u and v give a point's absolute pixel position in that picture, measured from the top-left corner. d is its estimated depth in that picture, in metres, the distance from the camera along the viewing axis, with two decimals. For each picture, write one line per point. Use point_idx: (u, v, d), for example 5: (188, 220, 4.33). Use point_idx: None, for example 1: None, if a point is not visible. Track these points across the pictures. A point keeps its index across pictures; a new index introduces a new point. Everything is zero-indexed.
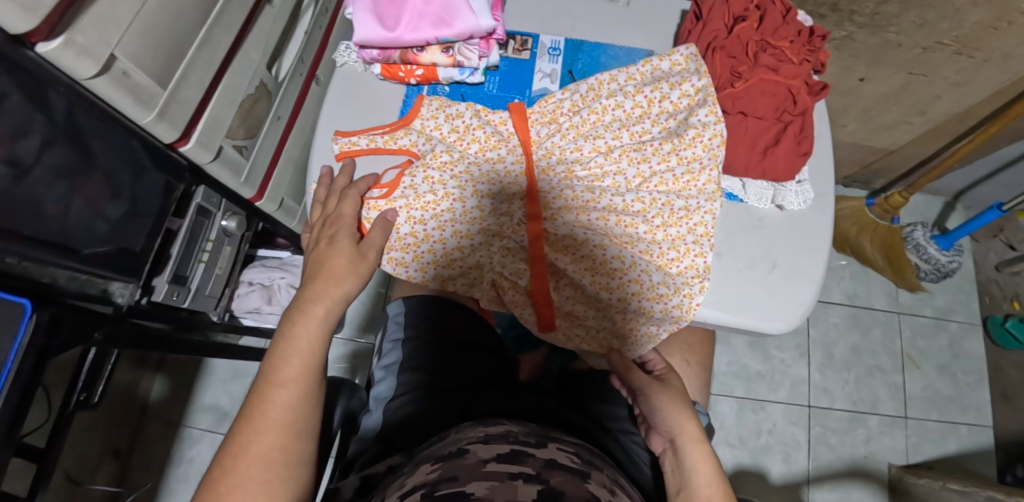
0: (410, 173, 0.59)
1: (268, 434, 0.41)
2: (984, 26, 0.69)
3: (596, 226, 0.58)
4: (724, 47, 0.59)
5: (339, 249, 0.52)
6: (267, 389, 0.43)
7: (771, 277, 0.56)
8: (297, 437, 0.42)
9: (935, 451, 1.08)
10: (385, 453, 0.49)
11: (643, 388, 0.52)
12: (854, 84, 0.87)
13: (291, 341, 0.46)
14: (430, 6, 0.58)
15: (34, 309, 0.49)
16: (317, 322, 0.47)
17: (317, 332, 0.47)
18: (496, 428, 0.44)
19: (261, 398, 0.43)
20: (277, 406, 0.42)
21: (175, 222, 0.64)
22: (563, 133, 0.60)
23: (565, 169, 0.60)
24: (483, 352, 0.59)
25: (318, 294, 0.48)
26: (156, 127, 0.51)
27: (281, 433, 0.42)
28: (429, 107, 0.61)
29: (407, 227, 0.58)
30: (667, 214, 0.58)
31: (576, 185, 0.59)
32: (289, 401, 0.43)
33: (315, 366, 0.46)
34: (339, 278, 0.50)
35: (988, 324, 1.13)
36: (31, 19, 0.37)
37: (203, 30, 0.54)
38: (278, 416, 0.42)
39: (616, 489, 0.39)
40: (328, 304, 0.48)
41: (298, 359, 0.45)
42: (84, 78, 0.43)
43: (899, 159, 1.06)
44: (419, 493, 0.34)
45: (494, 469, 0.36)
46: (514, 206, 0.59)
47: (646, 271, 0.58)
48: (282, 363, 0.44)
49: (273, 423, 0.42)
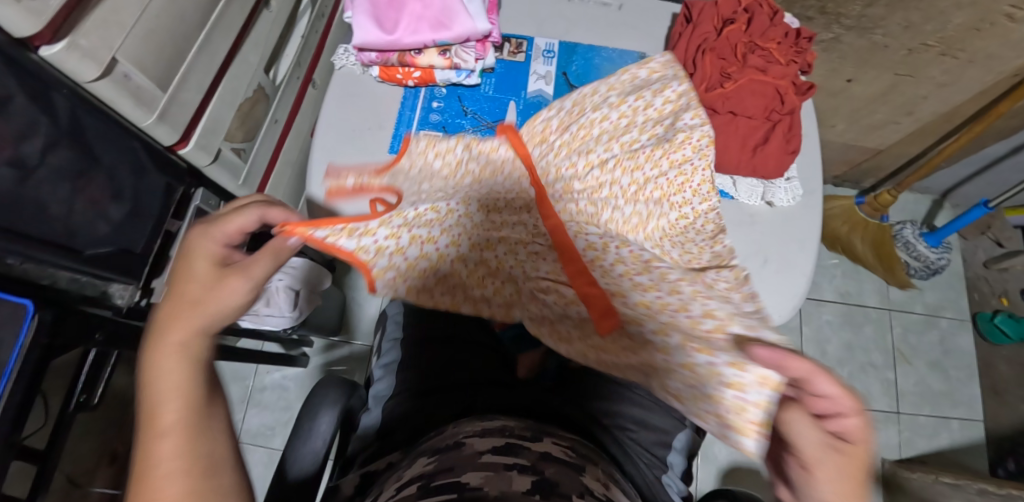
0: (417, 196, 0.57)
1: (179, 482, 0.29)
2: (967, 28, 0.71)
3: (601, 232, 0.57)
4: (714, 48, 0.60)
5: (210, 270, 0.37)
6: (141, 455, 0.30)
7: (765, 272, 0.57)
8: (210, 474, 0.30)
9: (928, 446, 1.09)
10: (385, 449, 0.51)
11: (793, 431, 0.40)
12: (843, 85, 0.89)
13: (158, 377, 0.32)
14: (428, 10, 0.60)
15: (36, 310, 0.48)
16: (193, 351, 0.33)
17: (191, 365, 0.33)
18: (493, 423, 0.45)
19: (141, 457, 0.29)
20: (162, 457, 0.29)
21: (174, 223, 0.64)
22: (556, 151, 0.60)
23: (563, 184, 0.59)
24: (486, 348, 0.61)
25: (188, 321, 0.34)
26: (156, 129, 0.52)
27: (187, 481, 0.29)
28: (418, 146, 0.59)
29: (408, 245, 0.55)
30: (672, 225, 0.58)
31: (578, 199, 0.59)
32: (179, 447, 0.30)
33: (201, 403, 0.32)
34: (194, 308, 0.35)
35: (977, 319, 1.15)
36: (37, 22, 0.38)
37: (203, 33, 0.55)
38: (174, 466, 0.29)
39: (610, 482, 0.40)
40: (200, 330, 0.34)
41: (180, 392, 0.32)
42: (86, 81, 0.44)
43: (888, 158, 1.08)
44: (415, 484, 0.35)
45: (490, 460, 0.37)
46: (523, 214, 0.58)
47: (659, 277, 0.54)
48: (159, 405, 0.31)
49: (171, 478, 0.29)
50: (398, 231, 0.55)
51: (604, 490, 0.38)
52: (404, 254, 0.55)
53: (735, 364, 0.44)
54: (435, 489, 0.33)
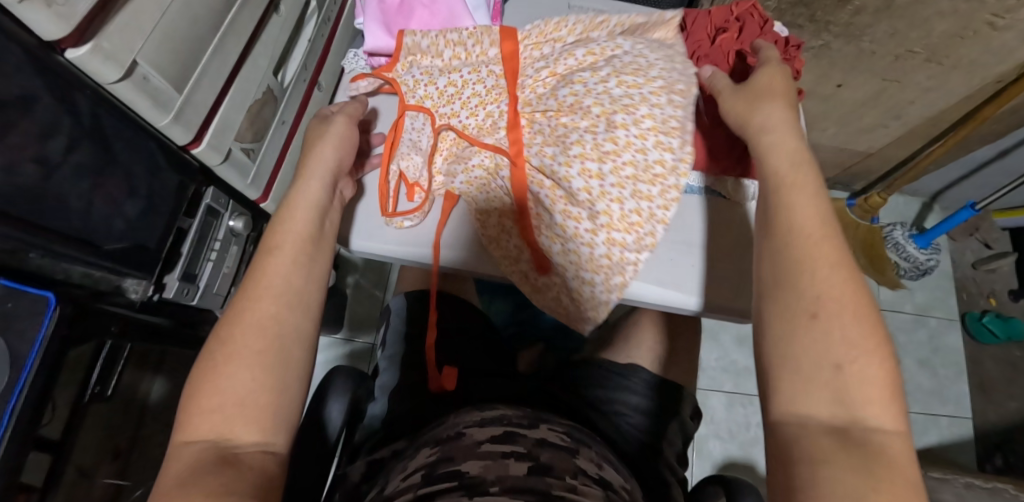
0: (415, 188, 0.63)
1: (242, 372, 0.40)
2: (951, 36, 0.74)
3: (553, 153, 0.59)
4: (707, 56, 0.62)
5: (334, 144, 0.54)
6: (222, 353, 0.40)
7: (689, 252, 0.61)
8: (275, 376, 0.40)
9: (918, 442, 1.12)
10: (390, 436, 0.56)
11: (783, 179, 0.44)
12: (833, 90, 0.91)
13: (243, 319, 0.42)
14: (435, 17, 0.65)
15: (56, 302, 0.52)
16: (277, 299, 0.43)
17: (273, 309, 0.43)
18: (492, 413, 0.49)
19: (225, 364, 0.40)
20: (270, 273, 0.44)
21: (186, 221, 0.66)
22: (601, 173, 0.58)
23: (590, 153, 0.58)
24: (479, 339, 0.69)
25: (270, 288, 0.44)
26: (171, 129, 0.54)
27: (257, 364, 0.40)
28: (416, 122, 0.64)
29: (449, 49, 0.64)
30: (597, 154, 0.58)
31: (590, 164, 0.58)
32: (259, 346, 0.41)
33: (313, 245, 0.48)
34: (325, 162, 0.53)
35: (966, 319, 1.18)
36: (65, 26, 0.40)
37: (216, 38, 0.57)
38: (278, 286, 0.44)
39: (602, 462, 0.46)
40: (277, 292, 0.43)
41: (264, 332, 0.42)
42: (108, 81, 0.46)
43: (878, 161, 1.11)
44: (421, 473, 0.41)
45: (488, 450, 0.42)
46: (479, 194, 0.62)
47: (606, 155, 0.58)
48: (244, 329, 0.41)
49: (253, 357, 0.40)
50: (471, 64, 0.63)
51: (596, 469, 0.44)
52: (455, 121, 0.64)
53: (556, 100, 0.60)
54: (437, 478, 0.39)
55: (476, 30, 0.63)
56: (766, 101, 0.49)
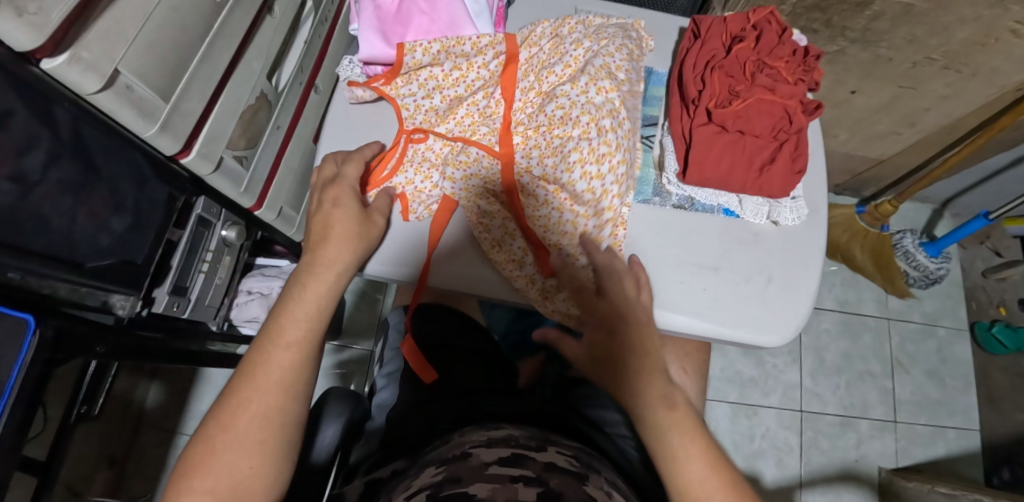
0: (410, 202, 0.60)
1: (239, 457, 0.44)
2: (972, 43, 0.71)
3: (554, 163, 0.58)
4: (723, 66, 0.59)
5: (346, 211, 0.55)
6: (220, 435, 0.44)
7: (713, 279, 0.59)
8: (270, 459, 0.45)
9: (924, 455, 1.11)
10: (388, 457, 0.52)
11: (658, 423, 0.50)
12: (846, 96, 0.89)
13: (242, 406, 0.45)
14: (435, 24, 0.63)
15: (37, 325, 0.49)
16: (279, 390, 0.47)
17: (270, 398, 0.46)
18: (499, 432, 0.47)
19: (220, 451, 0.44)
20: (279, 367, 0.47)
21: (176, 233, 0.64)
22: (589, 165, 0.58)
23: (578, 149, 0.57)
24: (480, 356, 0.67)
25: (274, 376, 0.47)
26: (158, 139, 0.51)
27: (254, 454, 0.44)
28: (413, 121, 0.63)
29: (450, 63, 0.62)
30: (586, 152, 0.57)
31: (576, 159, 0.58)
32: (258, 432, 0.45)
33: (317, 331, 0.51)
34: (347, 239, 0.54)
35: (975, 329, 1.16)
36: (39, 36, 0.37)
37: (205, 43, 0.54)
38: (281, 378, 0.47)
39: (612, 490, 0.42)
40: (279, 381, 0.47)
41: (260, 423, 0.45)
42: (89, 92, 0.43)
43: (890, 168, 1.08)
44: (424, 493, 0.37)
45: (496, 472, 0.38)
46: (478, 201, 0.60)
47: (599, 151, 0.57)
48: (242, 415, 0.45)
49: (253, 445, 0.44)
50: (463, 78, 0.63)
51: (607, 498, 0.40)
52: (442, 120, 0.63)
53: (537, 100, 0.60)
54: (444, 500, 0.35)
55: (480, 40, 0.62)
56: (637, 354, 0.54)
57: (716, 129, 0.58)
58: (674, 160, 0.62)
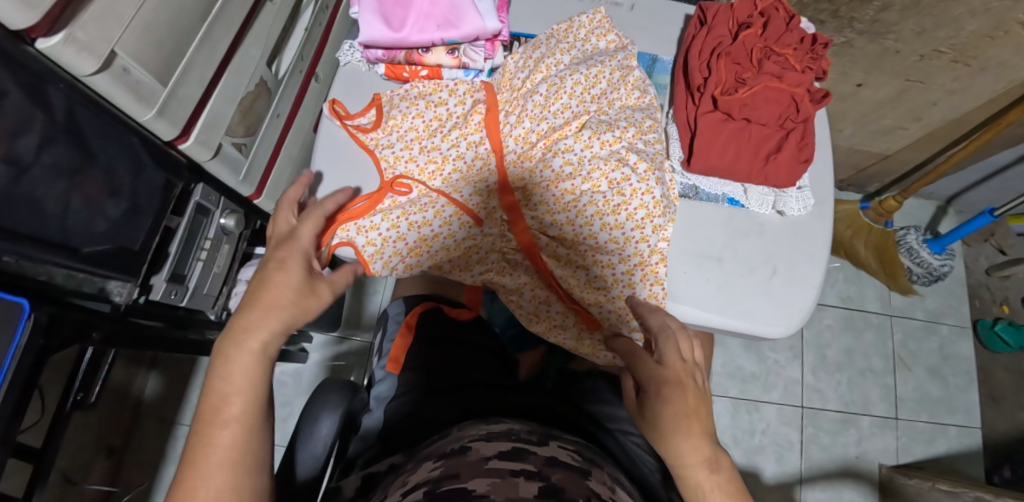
0: (369, 258, 0.60)
1: None
2: (981, 35, 0.70)
3: (569, 219, 0.60)
4: (729, 53, 0.58)
5: (288, 276, 0.49)
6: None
7: (716, 269, 0.58)
8: None
9: (925, 452, 1.10)
10: (386, 452, 0.52)
11: (701, 494, 0.46)
12: (852, 89, 0.88)
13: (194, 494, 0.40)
14: (435, 8, 0.61)
15: (32, 309, 0.49)
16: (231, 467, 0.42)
17: (231, 474, 0.42)
18: (499, 426, 0.46)
19: None
20: (220, 447, 0.42)
21: (173, 220, 0.63)
22: (601, 212, 0.59)
23: (589, 198, 0.59)
24: (484, 350, 0.67)
25: (223, 454, 0.42)
26: (155, 124, 0.51)
27: None
28: (388, 162, 0.62)
29: (430, 112, 0.63)
30: (602, 204, 0.59)
31: (588, 210, 0.59)
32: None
33: (261, 399, 0.45)
34: (280, 307, 0.47)
35: (978, 326, 1.16)
36: (33, 15, 0.36)
37: (204, 27, 0.54)
38: (229, 456, 0.42)
39: (615, 486, 0.41)
40: (229, 451, 0.42)
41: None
42: (84, 74, 0.43)
43: (895, 163, 1.07)
44: (422, 490, 0.36)
45: (496, 466, 0.38)
46: (504, 276, 0.64)
47: (616, 199, 0.59)
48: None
49: None
50: (443, 125, 0.63)
51: (609, 493, 0.39)
52: (427, 176, 0.63)
53: (530, 155, 0.62)
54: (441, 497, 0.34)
55: (458, 87, 0.64)
56: (681, 421, 0.47)
57: (721, 117, 0.58)
58: (680, 148, 0.61)
